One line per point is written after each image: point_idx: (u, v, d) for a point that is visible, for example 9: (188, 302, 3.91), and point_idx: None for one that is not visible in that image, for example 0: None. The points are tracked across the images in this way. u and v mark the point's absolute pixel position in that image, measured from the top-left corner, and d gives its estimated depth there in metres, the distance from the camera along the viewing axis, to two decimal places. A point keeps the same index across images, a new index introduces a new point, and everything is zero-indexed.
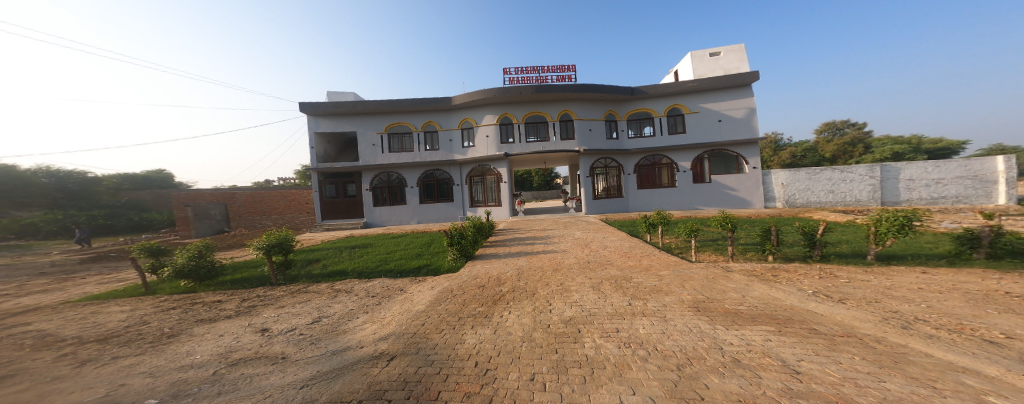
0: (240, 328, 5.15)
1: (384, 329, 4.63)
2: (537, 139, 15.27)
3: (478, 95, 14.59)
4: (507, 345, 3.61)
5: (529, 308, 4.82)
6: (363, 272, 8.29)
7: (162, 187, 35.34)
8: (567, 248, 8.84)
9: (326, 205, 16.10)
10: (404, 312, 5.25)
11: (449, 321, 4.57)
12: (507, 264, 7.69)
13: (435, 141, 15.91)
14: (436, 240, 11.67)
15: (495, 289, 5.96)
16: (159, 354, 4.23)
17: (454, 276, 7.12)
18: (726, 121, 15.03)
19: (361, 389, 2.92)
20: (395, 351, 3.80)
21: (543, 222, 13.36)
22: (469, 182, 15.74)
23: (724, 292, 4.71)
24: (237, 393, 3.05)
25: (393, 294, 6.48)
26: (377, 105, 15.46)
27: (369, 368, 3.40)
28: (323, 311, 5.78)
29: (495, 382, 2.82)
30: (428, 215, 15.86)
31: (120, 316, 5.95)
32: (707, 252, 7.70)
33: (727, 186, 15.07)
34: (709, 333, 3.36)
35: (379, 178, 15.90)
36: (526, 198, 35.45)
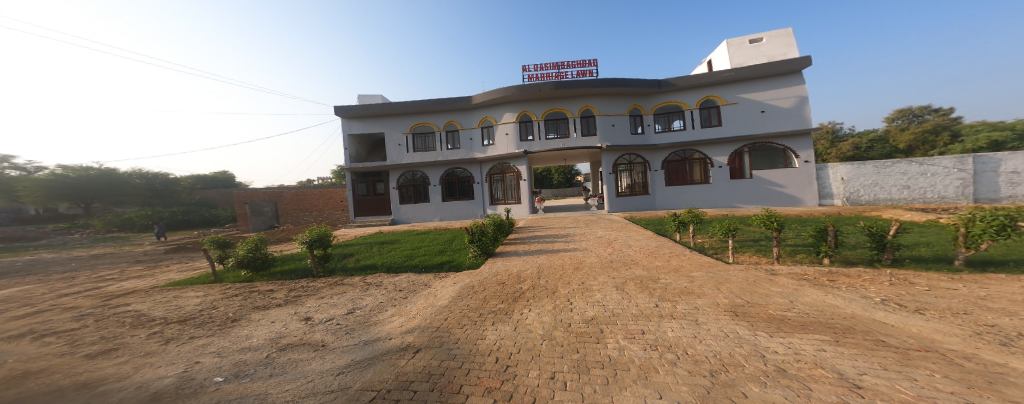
0: (287, 316, 5.61)
1: (411, 321, 4.86)
2: (557, 136, 15.10)
3: (497, 93, 14.67)
4: (527, 342, 3.65)
5: (550, 306, 4.82)
6: (391, 267, 8.71)
7: (222, 186, 39.60)
8: (590, 246, 8.70)
9: (358, 203, 16.98)
10: (428, 306, 5.46)
11: (470, 317, 4.70)
12: (528, 261, 7.72)
13: (456, 140, 16.22)
14: (458, 237, 11.99)
15: (516, 286, 6.02)
16: (224, 336, 4.76)
17: (476, 273, 7.28)
18: (769, 111, 14.09)
19: (389, 379, 3.12)
20: (420, 343, 3.99)
21: (563, 220, 13.23)
22: (489, 180, 15.91)
23: (769, 296, 4.43)
24: (285, 377, 3.39)
25: (418, 288, 6.75)
26: (402, 106, 16.01)
27: (396, 359, 3.60)
28: (356, 302, 6.15)
29: (515, 379, 2.88)
30: (450, 212, 16.21)
31: (195, 300, 6.74)
32: (746, 254, 7.20)
33: (772, 182, 14.11)
34: (748, 340, 3.17)
35: (404, 177, 16.49)
36: (544, 195, 35.50)
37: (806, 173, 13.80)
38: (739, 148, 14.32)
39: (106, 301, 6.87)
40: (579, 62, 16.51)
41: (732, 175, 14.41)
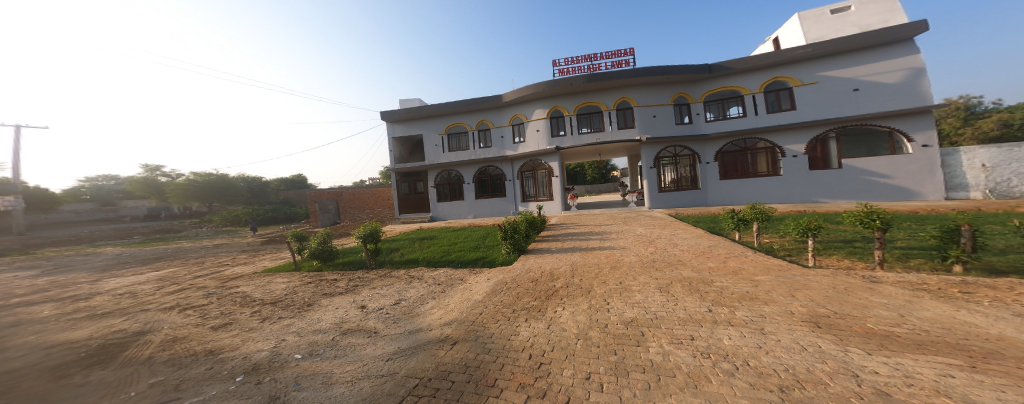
0: (348, 303, 6.20)
1: (449, 314, 5.07)
2: (590, 130, 14.49)
3: (527, 90, 14.54)
4: (561, 341, 3.54)
5: (585, 305, 4.45)
6: (432, 261, 9.16)
7: (298, 186, 45.29)
8: (625, 243, 7.72)
9: (402, 201, 18.06)
10: (464, 301, 5.64)
11: (504, 312, 4.74)
12: (559, 258, 7.28)
13: (488, 139, 16.49)
14: (491, 234, 12.20)
15: (549, 284, 5.73)
16: (303, 318, 5.46)
17: (509, 269, 7.25)
18: (865, 89, 11.94)
19: (430, 368, 3.34)
20: (458, 336, 4.15)
21: (598, 217, 12.23)
22: (521, 177, 15.88)
23: (866, 308, 3.31)
24: (347, 359, 3.85)
25: (455, 283, 7.02)
26: (437, 108, 16.64)
27: (436, 349, 3.82)
28: (402, 293, 6.58)
29: (549, 377, 2.84)
30: (483, 209, 16.52)
31: (283, 285, 7.77)
32: (832, 257, 5.42)
33: (871, 172, 11.91)
34: (833, 357, 2.42)
35: (441, 176, 17.15)
36: (578, 192, 34.85)
37: (926, 159, 11.38)
38: (823, 133, 12.33)
39: (225, 283, 8.27)
40: (613, 52, 15.67)
41: (811, 166, 12.49)
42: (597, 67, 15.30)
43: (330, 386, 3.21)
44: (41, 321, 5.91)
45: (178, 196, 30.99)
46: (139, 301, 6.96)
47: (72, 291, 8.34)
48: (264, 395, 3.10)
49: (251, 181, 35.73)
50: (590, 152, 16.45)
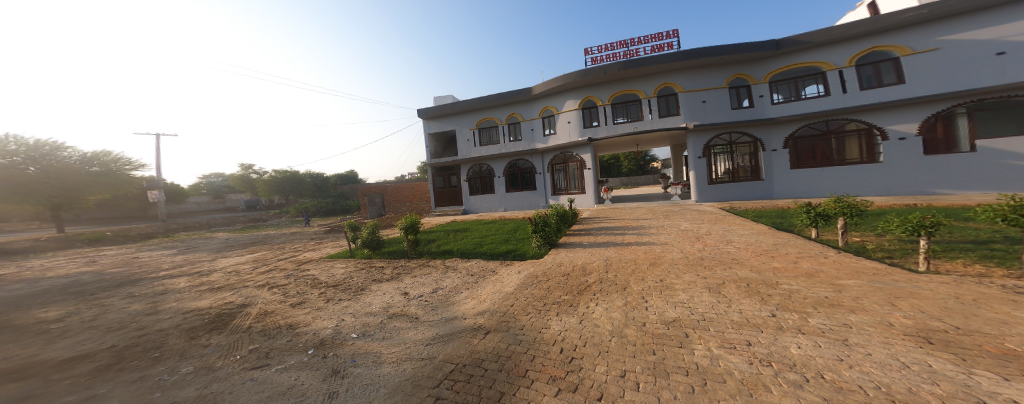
0: (393, 289, 6.54)
1: (482, 304, 5.12)
2: (627, 120, 13.62)
3: (559, 81, 14.03)
4: (594, 336, 3.37)
5: (620, 302, 4.12)
6: (465, 252, 9.34)
7: (351, 180, 49.41)
8: (664, 238, 6.92)
9: (437, 195, 18.63)
10: (497, 292, 5.67)
11: (535, 305, 4.65)
12: (591, 253, 6.86)
13: (518, 132, 16.32)
14: (522, 227, 12.14)
15: (581, 278, 5.47)
16: (357, 301, 5.84)
17: (539, 262, 7.15)
18: (1013, 52, 9.50)
19: (465, 355, 3.42)
20: (490, 326, 4.18)
21: (637, 211, 11.52)
22: (552, 170, 15.56)
23: (1004, 325, 2.50)
24: (392, 341, 4.09)
25: (487, 274, 7.08)
26: (469, 104, 16.77)
27: (469, 337, 3.88)
28: (439, 283, 6.79)
29: (581, 372, 2.74)
30: (513, 203, 16.46)
31: (342, 269, 8.49)
32: (956, 261, 4.36)
33: (1018, 155, 9.54)
34: (946, 378, 1.86)
35: (473, 169, 17.38)
36: (612, 184, 33.49)
37: None
38: (949, 108, 10.12)
39: (299, 265, 9.27)
40: (654, 36, 14.56)
41: (925, 150, 10.45)
42: (635, 52, 14.27)
43: (380, 364, 3.48)
44: (174, 291, 7.07)
45: (266, 189, 35.32)
46: (239, 278, 8.04)
47: (196, 267, 9.96)
48: (326, 368, 3.45)
49: (316, 176, 39.27)
50: (626, 143, 15.57)
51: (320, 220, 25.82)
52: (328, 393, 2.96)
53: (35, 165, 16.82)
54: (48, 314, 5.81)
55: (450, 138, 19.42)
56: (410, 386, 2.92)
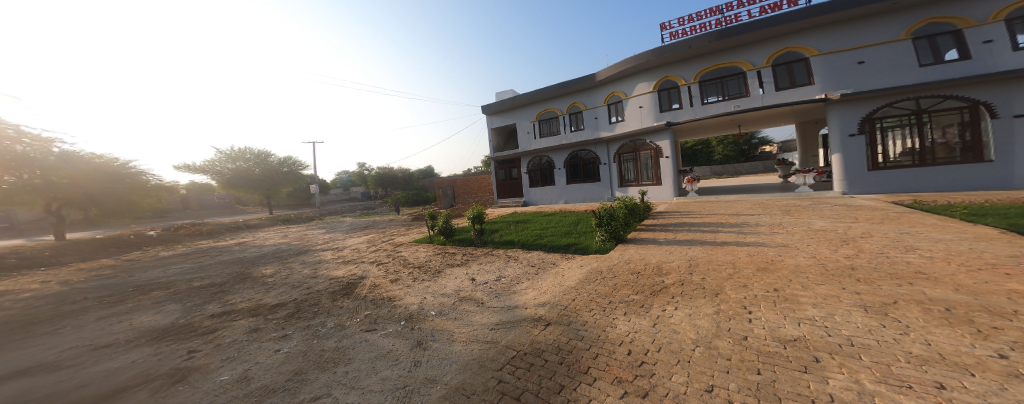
0: (463, 275, 6.91)
1: (543, 296, 5.06)
2: (721, 98, 11.82)
3: (630, 62, 12.89)
4: (672, 343, 3.04)
5: (710, 309, 3.60)
6: (526, 244, 9.38)
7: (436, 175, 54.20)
8: (765, 238, 5.83)
9: (499, 186, 19.20)
10: (557, 285, 5.56)
11: (599, 302, 4.41)
12: (671, 251, 6.19)
13: (580, 121, 15.67)
14: (584, 220, 11.72)
15: (655, 278, 4.97)
16: (435, 283, 6.34)
17: (605, 258, 6.76)
18: None
19: (525, 344, 3.44)
20: (551, 318, 4.13)
21: (727, 205, 10.06)
22: (619, 160, 14.55)
23: None
24: (461, 322, 4.32)
25: (547, 266, 7.02)
26: (530, 96, 16.66)
27: (530, 327, 3.87)
28: (502, 271, 6.97)
29: (652, 378, 2.53)
30: (575, 194, 15.97)
31: (423, 253, 9.39)
32: None
33: None
34: None
35: (532, 162, 17.34)
36: (699, 173, 29.38)
37: None
38: None
39: (395, 247, 10.68)
40: None
41: None
42: (735, 17, 12.21)
43: (453, 341, 3.72)
44: (325, 260, 9.05)
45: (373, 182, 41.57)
46: (360, 254, 9.72)
47: (334, 242, 12.60)
48: (413, 339, 3.85)
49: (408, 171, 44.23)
50: (708, 127, 13.65)
51: (409, 209, 29.37)
52: (413, 361, 3.29)
53: (257, 167, 24.33)
54: (267, 269, 8.29)
55: (512, 132, 19.62)
56: (476, 366, 3.07)
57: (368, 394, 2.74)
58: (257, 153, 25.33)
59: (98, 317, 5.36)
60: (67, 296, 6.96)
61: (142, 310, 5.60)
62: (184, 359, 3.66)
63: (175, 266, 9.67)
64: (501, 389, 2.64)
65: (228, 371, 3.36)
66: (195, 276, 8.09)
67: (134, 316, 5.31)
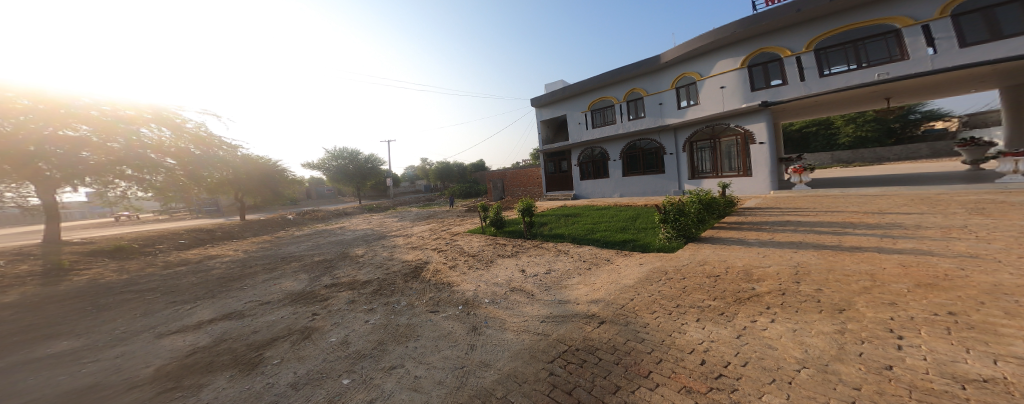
0: (513, 266, 6.91)
1: (596, 293, 4.77)
2: (854, 67, 9.47)
3: (713, 35, 11.19)
4: (764, 359, 2.56)
5: (828, 327, 2.93)
6: (577, 238, 9.02)
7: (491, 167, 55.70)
8: (921, 247, 4.48)
9: (548, 179, 18.84)
10: (612, 282, 5.19)
11: (663, 305, 3.97)
12: (765, 255, 5.24)
13: (640, 108, 14.38)
14: (643, 214, 10.84)
15: (741, 285, 4.28)
16: (487, 272, 6.47)
17: (670, 257, 6.09)
18: None
19: (577, 340, 3.28)
20: (606, 316, 3.87)
21: (845, 201, 8.30)
22: (690, 149, 13.03)
23: None
24: (513, 312, 4.31)
25: (601, 262, 6.62)
26: (582, 85, 15.79)
27: (582, 323, 3.69)
28: (551, 264, 6.79)
29: (735, 393, 2.16)
30: (634, 188, 14.87)
31: (478, 243, 9.65)
32: None
33: None
34: None
35: (584, 154, 16.60)
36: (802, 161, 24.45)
37: None
38: None
39: (452, 236, 11.24)
40: None
41: None
42: None
43: (505, 330, 3.73)
44: (397, 245, 9.97)
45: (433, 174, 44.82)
46: (424, 241, 10.49)
47: (405, 229, 13.84)
48: (469, 323, 3.98)
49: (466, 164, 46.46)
50: (814, 105, 11.34)
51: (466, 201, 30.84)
52: (469, 344, 3.40)
53: (352, 164, 28.20)
54: (359, 250, 9.51)
55: (561, 123, 18.97)
56: (527, 356, 3.04)
57: (432, 370, 2.89)
58: (352, 151, 29.11)
59: (263, 279, 6.90)
60: (245, 261, 9.19)
61: (285, 276, 6.97)
62: (309, 319, 4.41)
63: (301, 244, 11.79)
64: (552, 381, 2.57)
65: (335, 334, 3.89)
66: (314, 252, 9.79)
67: (281, 281, 6.65)
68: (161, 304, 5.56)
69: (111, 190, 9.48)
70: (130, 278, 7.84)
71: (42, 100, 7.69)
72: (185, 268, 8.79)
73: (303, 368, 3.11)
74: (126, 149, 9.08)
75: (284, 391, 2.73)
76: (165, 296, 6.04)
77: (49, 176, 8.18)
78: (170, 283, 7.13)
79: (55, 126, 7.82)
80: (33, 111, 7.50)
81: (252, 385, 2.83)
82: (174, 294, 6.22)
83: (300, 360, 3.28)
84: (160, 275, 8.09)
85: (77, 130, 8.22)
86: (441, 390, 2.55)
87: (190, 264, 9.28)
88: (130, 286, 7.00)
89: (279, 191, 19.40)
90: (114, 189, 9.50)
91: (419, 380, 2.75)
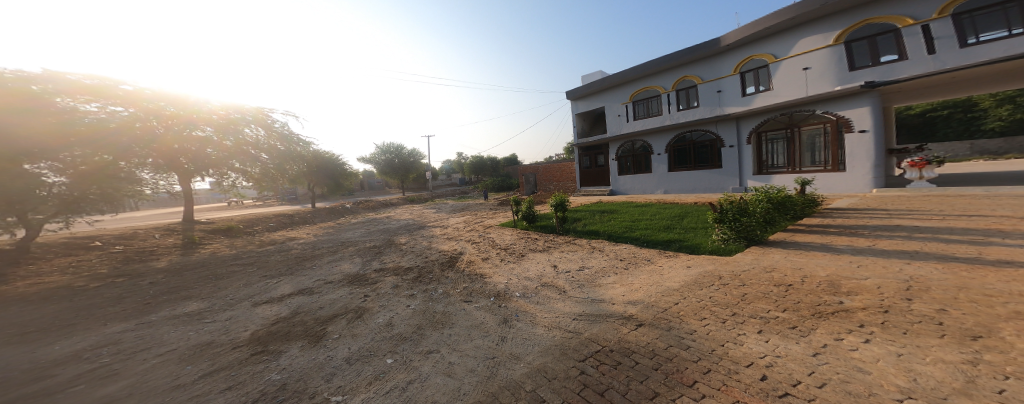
0: (545, 260, 6.73)
1: (633, 294, 4.43)
2: (1000, 37, 7.67)
3: (795, 10, 9.76)
4: (848, 382, 2.08)
5: (956, 356, 2.30)
6: (613, 236, 8.56)
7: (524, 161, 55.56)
8: None
9: (584, 174, 18.21)
10: (652, 284, 4.79)
11: (716, 312, 3.55)
12: (860, 266, 4.44)
13: (694, 97, 13.20)
14: (691, 213, 9.97)
15: (823, 297, 3.66)
16: (519, 265, 6.40)
17: (726, 261, 5.47)
18: None
19: (611, 341, 3.05)
20: (644, 319, 3.56)
21: (964, 204, 6.86)
22: (760, 140, 11.72)
23: None
24: (546, 307, 4.16)
25: (639, 262, 6.19)
26: (625, 74, 14.82)
27: (618, 324, 3.42)
28: (584, 261, 6.50)
29: None
30: (681, 184, 13.77)
31: (509, 236, 9.60)
32: None
33: None
34: None
35: (624, 147, 15.70)
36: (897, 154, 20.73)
37: None
38: None
39: (485, 228, 11.34)
40: None
41: None
42: None
43: (536, 324, 3.60)
44: (434, 235, 10.30)
45: (469, 168, 45.68)
46: (458, 232, 10.73)
47: (442, 220, 14.30)
48: (500, 315, 3.93)
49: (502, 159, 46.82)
50: (938, 84, 9.38)
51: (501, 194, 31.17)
52: (500, 335, 3.34)
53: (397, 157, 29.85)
54: (403, 238, 10.01)
55: (598, 116, 18.13)
56: (558, 352, 2.89)
57: (464, 358, 2.86)
58: (398, 146, 30.86)
59: (328, 260, 7.58)
60: (316, 243, 10.21)
61: (344, 259, 7.57)
62: (361, 300, 4.67)
63: (355, 230, 12.74)
64: (583, 380, 2.39)
65: (382, 316, 4.05)
66: (366, 238, 10.51)
67: (341, 263, 7.23)
68: (259, 277, 6.37)
69: (226, 179, 12.71)
70: (237, 252, 9.28)
71: (180, 107, 10.66)
72: (274, 246, 10.02)
73: (355, 345, 3.26)
74: (235, 147, 12.09)
75: (340, 364, 2.88)
76: (260, 270, 6.94)
77: (188, 169, 11.29)
78: (264, 258, 8.22)
79: (189, 128, 10.80)
80: (179, 116, 10.52)
81: (317, 356, 3.04)
82: (268, 269, 7.12)
83: (353, 337, 3.46)
84: (257, 251, 9.35)
85: (202, 131, 11.27)
86: (472, 378, 2.51)
87: (277, 244, 10.54)
88: (238, 259, 8.27)
89: (340, 182, 21.33)
90: (229, 178, 12.77)
91: (452, 366, 2.73)
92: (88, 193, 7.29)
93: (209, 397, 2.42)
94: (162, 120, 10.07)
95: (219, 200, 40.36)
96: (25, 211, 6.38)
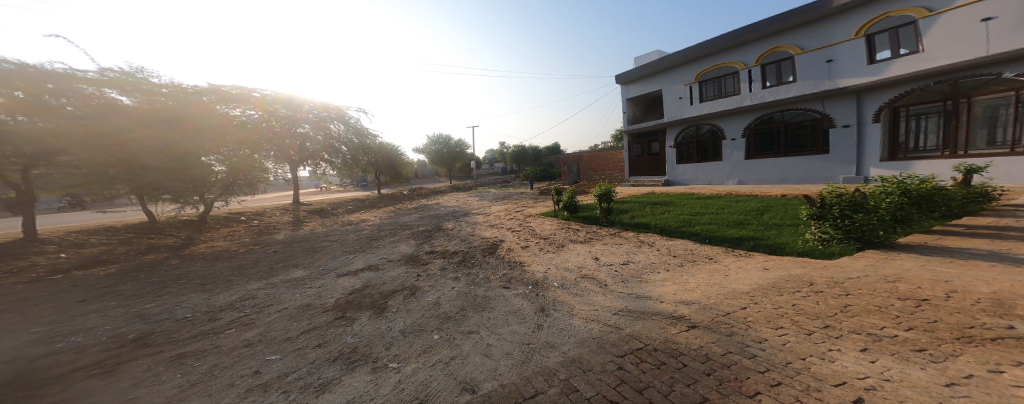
0: (586, 252, 6.63)
1: (689, 293, 4.06)
2: None
3: None
4: None
5: None
6: (665, 229, 8.07)
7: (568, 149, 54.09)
8: None
9: (633, 163, 17.06)
10: (711, 285, 4.36)
11: (799, 322, 2.92)
12: None
13: (791, 70, 11.39)
14: (773, 207, 8.75)
15: (985, 319, 2.55)
16: (558, 256, 6.42)
17: (821, 265, 4.64)
18: None
19: (656, 340, 2.84)
20: (698, 320, 3.21)
21: None
22: (897, 118, 9.40)
23: None
24: (584, 300, 4.12)
25: (699, 259, 5.75)
26: (699, 49, 13.33)
27: (665, 324, 3.18)
28: (630, 256, 6.23)
29: None
30: (760, 173, 12.24)
31: (550, 226, 9.62)
32: None
33: None
34: None
35: (686, 133, 14.37)
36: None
37: None
38: None
39: (526, 217, 11.51)
40: None
41: None
42: None
43: (573, 316, 3.62)
44: (478, 222, 10.78)
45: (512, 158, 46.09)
46: (500, 220, 11.07)
47: (486, 208, 14.84)
48: (537, 303, 4.05)
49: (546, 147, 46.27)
50: None
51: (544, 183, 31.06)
52: (537, 323, 3.44)
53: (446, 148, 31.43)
54: (450, 224, 10.71)
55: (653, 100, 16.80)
56: (595, 345, 2.84)
57: (501, 341, 3.04)
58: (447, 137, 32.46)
59: (391, 241, 8.50)
60: (382, 225, 11.47)
61: (401, 241, 8.41)
62: (415, 278, 5.22)
63: (412, 215, 13.92)
64: (621, 375, 2.28)
65: (433, 295, 4.46)
66: (419, 222, 11.46)
67: (400, 244, 8.05)
68: (340, 252, 7.49)
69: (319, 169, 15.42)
70: (327, 230, 10.94)
71: (292, 110, 13.23)
72: (351, 226, 11.52)
73: (404, 322, 3.61)
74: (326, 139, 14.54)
75: (398, 335, 3.29)
76: (340, 247, 8.08)
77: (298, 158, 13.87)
78: (345, 236, 9.53)
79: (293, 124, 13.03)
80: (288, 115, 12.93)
81: (381, 326, 3.51)
82: (343, 246, 8.24)
83: (408, 312, 3.89)
84: (337, 229, 10.93)
85: (303, 127, 13.51)
86: (508, 360, 2.64)
87: (356, 224, 12.12)
88: (329, 235, 9.79)
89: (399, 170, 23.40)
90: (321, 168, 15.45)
91: (490, 347, 2.92)
92: (238, 179, 10.12)
93: (307, 350, 3.02)
94: (282, 122, 12.62)
95: (314, 184, 47.71)
96: (202, 190, 8.67)
